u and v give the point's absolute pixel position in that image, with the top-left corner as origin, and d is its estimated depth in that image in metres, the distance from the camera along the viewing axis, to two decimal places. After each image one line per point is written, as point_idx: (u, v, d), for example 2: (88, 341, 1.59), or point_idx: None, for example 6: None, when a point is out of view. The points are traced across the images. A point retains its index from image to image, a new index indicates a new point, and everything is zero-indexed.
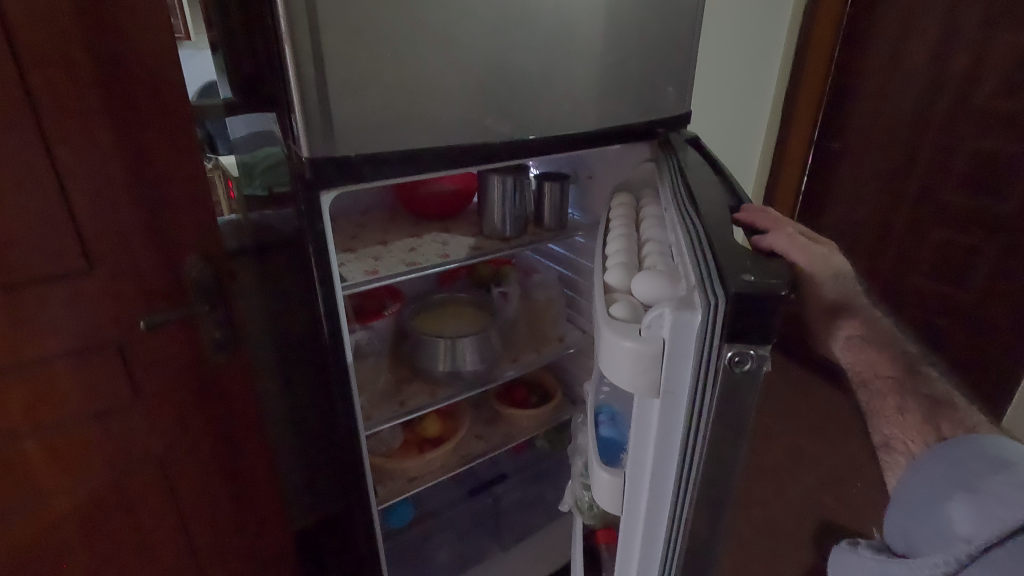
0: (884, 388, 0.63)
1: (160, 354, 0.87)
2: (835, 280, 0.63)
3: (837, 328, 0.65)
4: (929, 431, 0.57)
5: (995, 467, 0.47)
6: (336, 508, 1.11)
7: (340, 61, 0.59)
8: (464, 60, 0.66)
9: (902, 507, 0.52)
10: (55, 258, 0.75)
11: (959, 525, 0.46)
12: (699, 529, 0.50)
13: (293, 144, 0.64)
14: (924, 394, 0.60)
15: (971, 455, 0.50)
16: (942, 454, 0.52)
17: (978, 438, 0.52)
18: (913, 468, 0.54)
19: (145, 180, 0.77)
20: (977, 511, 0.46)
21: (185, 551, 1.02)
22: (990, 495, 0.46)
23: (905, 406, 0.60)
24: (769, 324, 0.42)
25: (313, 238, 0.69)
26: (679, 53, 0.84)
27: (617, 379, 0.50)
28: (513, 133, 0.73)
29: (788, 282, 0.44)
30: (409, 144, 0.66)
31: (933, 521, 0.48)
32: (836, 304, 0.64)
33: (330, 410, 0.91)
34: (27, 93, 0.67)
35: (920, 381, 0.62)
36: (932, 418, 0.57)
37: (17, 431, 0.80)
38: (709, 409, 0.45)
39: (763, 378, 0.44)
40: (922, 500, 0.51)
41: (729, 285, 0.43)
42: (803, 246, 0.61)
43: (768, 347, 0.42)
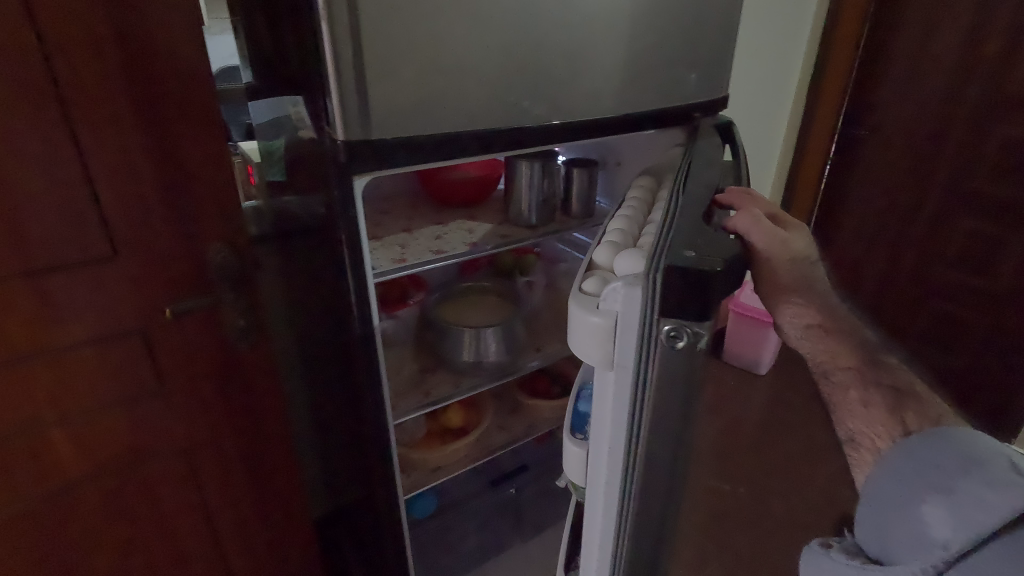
0: (846, 380, 0.55)
1: (185, 343, 0.86)
2: (794, 264, 0.59)
3: (796, 317, 0.59)
4: (896, 425, 0.50)
5: (968, 464, 0.41)
6: (360, 498, 1.10)
7: (377, 39, 0.56)
8: (502, 40, 0.63)
9: (870, 506, 0.45)
10: (80, 245, 0.73)
11: (936, 530, 0.39)
12: (650, 513, 0.49)
13: (326, 126, 0.62)
14: (887, 384, 0.54)
15: (942, 448, 0.43)
16: (911, 449, 0.45)
17: (947, 431, 0.44)
18: (879, 466, 0.46)
19: (169, 166, 0.75)
20: (953, 514, 0.39)
21: (210, 539, 1.02)
22: (965, 496, 0.39)
23: (868, 399, 0.53)
24: (703, 301, 0.41)
25: (344, 223, 0.68)
26: (715, 34, 0.81)
27: (578, 353, 0.49)
28: (549, 117, 0.71)
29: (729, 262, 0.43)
30: (444, 128, 0.64)
31: (907, 524, 0.41)
32: (796, 295, 0.59)
33: (355, 398, 0.90)
34: (51, 73, 0.65)
35: (882, 371, 0.55)
36: (897, 410, 0.51)
37: (43, 418, 0.79)
38: (650, 389, 0.44)
39: (699, 357, 0.42)
40: (892, 501, 0.44)
41: (667, 259, 0.42)
42: (765, 229, 0.57)
43: (707, 324, 0.41)
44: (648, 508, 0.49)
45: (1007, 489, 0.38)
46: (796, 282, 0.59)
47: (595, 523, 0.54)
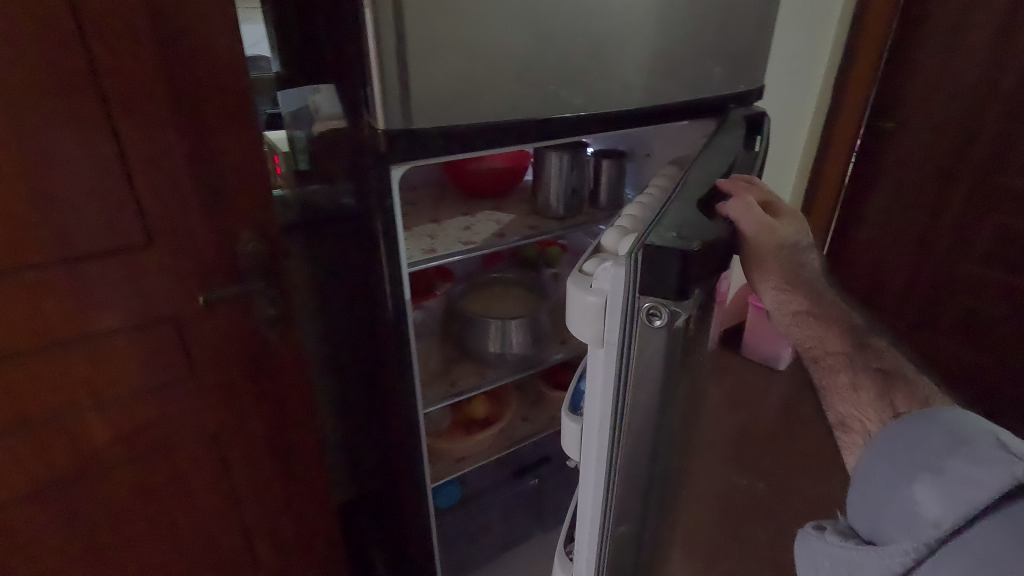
0: (836, 364, 0.55)
1: (216, 331, 0.87)
2: (782, 253, 0.59)
3: (784, 305, 0.58)
4: (885, 408, 0.50)
5: (957, 443, 0.40)
6: (384, 487, 1.11)
7: (419, 26, 0.56)
8: (541, 28, 0.62)
9: (861, 488, 0.45)
10: (114, 233, 0.74)
11: (926, 509, 0.39)
12: (635, 488, 0.52)
13: (365, 115, 0.62)
14: (877, 367, 0.53)
15: (933, 429, 0.43)
16: (901, 430, 0.44)
17: (937, 413, 0.44)
18: (869, 449, 0.46)
19: (201, 153, 0.76)
20: (942, 492, 0.39)
21: (238, 524, 1.04)
22: (954, 474, 0.39)
23: (858, 382, 0.53)
24: (683, 281, 0.43)
25: (382, 212, 0.68)
26: (750, 22, 0.80)
27: (575, 330, 0.52)
28: (586, 107, 0.71)
29: (707, 245, 0.45)
30: (482, 117, 0.63)
31: (897, 504, 0.41)
32: (783, 282, 0.58)
33: (384, 386, 0.91)
34: (91, 63, 0.66)
35: (871, 355, 0.55)
36: (886, 392, 0.51)
37: (80, 404, 0.81)
38: (631, 367, 0.46)
39: (676, 334, 0.45)
40: (882, 481, 0.43)
41: (652, 238, 0.45)
42: (755, 216, 0.57)
43: (686, 303, 0.44)
44: (633, 483, 0.52)
45: (998, 466, 0.37)
46: (784, 267, 0.59)
47: (586, 497, 0.57)
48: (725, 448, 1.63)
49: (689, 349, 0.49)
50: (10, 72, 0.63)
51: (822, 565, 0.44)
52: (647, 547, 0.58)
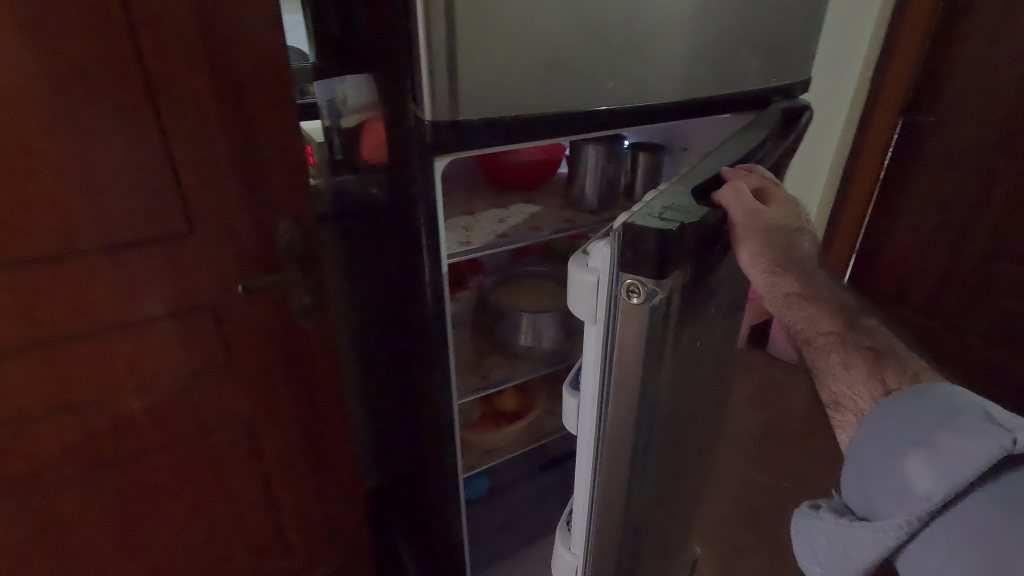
0: (827, 344, 0.55)
1: (253, 319, 0.88)
2: (770, 237, 0.58)
3: (775, 287, 0.57)
4: (877, 386, 0.51)
5: (946, 420, 0.44)
6: (412, 478, 1.12)
7: (469, 17, 0.55)
8: (590, 18, 0.61)
9: (855, 465, 0.48)
10: (156, 221, 0.75)
11: (918, 483, 0.43)
12: (621, 455, 0.53)
13: (410, 106, 0.62)
14: (866, 345, 0.54)
15: (923, 405, 0.46)
16: (892, 407, 0.48)
17: (924, 389, 0.47)
18: (863, 426, 0.49)
19: (241, 141, 0.76)
20: (934, 467, 0.42)
21: (269, 508, 1.06)
22: (944, 449, 0.43)
23: (850, 361, 0.53)
24: (661, 259, 0.44)
25: (424, 204, 0.68)
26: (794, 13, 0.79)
27: (576, 306, 0.54)
28: (632, 100, 0.70)
29: (687, 225, 0.45)
30: (528, 110, 0.62)
31: (890, 478, 0.45)
32: (773, 264, 0.57)
33: (415, 378, 0.91)
34: (138, 53, 0.67)
35: (862, 332, 0.55)
36: (877, 370, 0.52)
37: (123, 388, 0.83)
38: (615, 339, 0.48)
39: (654, 311, 0.46)
40: (875, 459, 0.47)
41: (634, 219, 0.45)
42: (745, 203, 0.55)
43: (662, 281, 0.45)
44: (621, 446, 0.52)
45: (985, 439, 0.41)
46: (773, 251, 0.57)
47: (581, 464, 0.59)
48: (749, 445, 1.61)
49: (678, 328, 0.50)
50: (60, 62, 0.64)
51: (821, 541, 0.47)
52: (637, 517, 0.58)
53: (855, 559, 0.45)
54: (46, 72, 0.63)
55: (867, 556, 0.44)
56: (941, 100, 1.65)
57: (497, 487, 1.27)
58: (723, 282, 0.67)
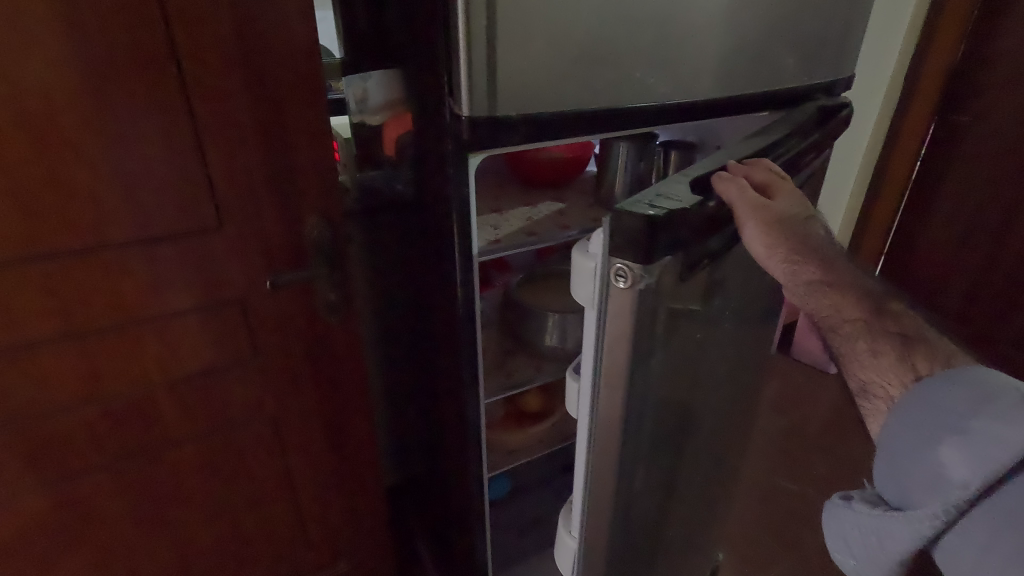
0: (854, 331, 0.51)
1: (280, 314, 0.88)
2: (784, 226, 0.56)
3: (796, 274, 0.54)
4: (907, 371, 0.48)
5: (980, 403, 0.42)
6: (433, 476, 1.11)
7: (509, 10, 0.54)
8: (631, 11, 0.60)
9: (885, 452, 0.47)
10: (186, 215, 0.75)
11: (953, 470, 0.41)
12: (613, 432, 0.55)
13: (446, 101, 0.60)
14: (897, 330, 0.50)
15: (956, 389, 0.44)
16: (923, 391, 0.46)
17: (954, 372, 0.45)
18: (891, 412, 0.47)
19: (271, 135, 0.75)
20: (970, 454, 0.41)
21: (291, 502, 1.06)
22: (980, 435, 0.41)
23: (878, 348, 0.50)
24: (650, 245, 0.45)
25: (457, 200, 0.67)
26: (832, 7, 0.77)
27: (578, 292, 0.56)
28: (672, 95, 0.68)
29: (676, 214, 0.46)
30: (565, 105, 0.61)
31: (924, 467, 0.43)
32: (789, 252, 0.55)
33: (441, 377, 0.90)
34: (172, 47, 0.67)
35: (889, 317, 0.51)
36: (908, 355, 0.48)
37: (151, 381, 0.83)
38: (607, 321, 0.50)
39: (640, 294, 0.47)
40: (906, 446, 0.45)
41: (625, 206, 0.47)
42: (750, 197, 0.54)
43: (645, 266, 0.46)
44: (612, 437, 0.55)
45: (1022, 424, 0.39)
46: (789, 241, 0.56)
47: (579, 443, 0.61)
48: (774, 451, 1.58)
49: (671, 312, 0.51)
50: (97, 54, 0.64)
51: (855, 533, 0.47)
52: (627, 506, 0.61)
53: (891, 550, 0.44)
54: (82, 64, 0.63)
55: (903, 546, 0.43)
56: (977, 100, 1.59)
57: (518, 489, 1.26)
58: (737, 274, 0.67)
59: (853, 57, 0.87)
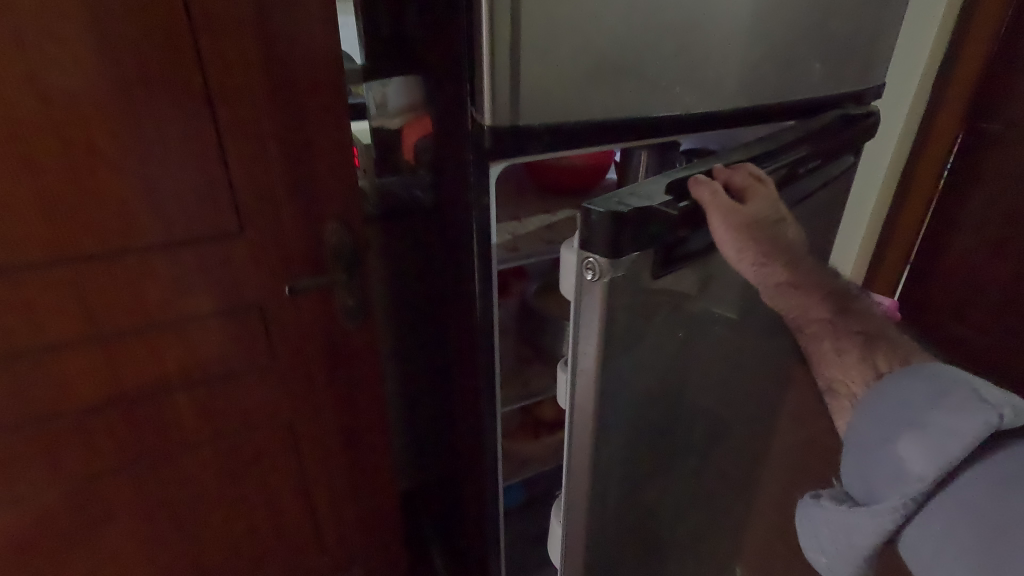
0: (818, 331, 0.58)
1: (298, 320, 0.88)
2: (760, 233, 0.56)
3: (767, 278, 0.58)
4: (869, 370, 0.54)
5: (935, 399, 0.45)
6: (448, 483, 1.11)
7: (533, 18, 0.53)
8: (657, 20, 0.59)
9: (853, 451, 0.49)
10: (207, 220, 0.76)
11: (911, 463, 0.43)
12: (587, 416, 0.58)
13: (468, 110, 0.60)
14: (858, 330, 0.56)
15: (916, 386, 0.47)
16: (888, 389, 0.49)
17: (916, 372, 0.48)
18: (861, 413, 0.50)
19: (294, 144, 0.76)
20: (924, 446, 0.43)
21: (306, 508, 1.06)
22: (934, 428, 0.43)
23: (842, 347, 0.56)
24: (615, 240, 0.48)
25: (477, 210, 0.66)
26: (860, 15, 0.75)
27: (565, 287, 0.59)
28: (697, 106, 0.67)
29: (639, 211, 0.48)
30: (589, 115, 0.60)
31: (885, 462, 0.45)
32: (762, 257, 0.56)
33: (457, 384, 0.89)
34: (198, 56, 0.67)
35: (853, 317, 0.58)
36: (869, 353, 0.54)
37: (170, 385, 0.84)
38: (580, 312, 0.53)
39: (606, 286, 0.50)
40: (870, 443, 0.47)
41: (595, 202, 0.49)
42: (723, 206, 0.53)
43: (608, 259, 0.49)
44: (586, 423, 0.59)
45: (971, 415, 0.42)
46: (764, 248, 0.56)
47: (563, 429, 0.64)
48: None
49: (641, 303, 0.54)
50: (126, 59, 0.64)
51: (824, 530, 0.48)
52: (605, 491, 0.66)
53: (856, 544, 0.46)
54: (110, 69, 0.64)
55: (867, 541, 0.45)
56: (1009, 108, 1.56)
57: (534, 498, 1.25)
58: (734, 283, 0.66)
59: (882, 66, 0.86)
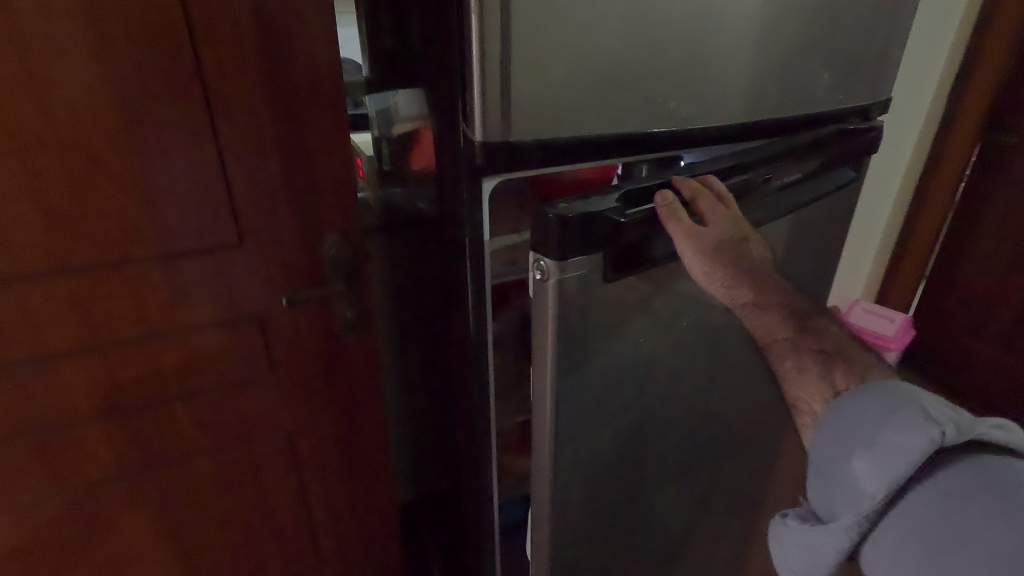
0: (783, 348, 0.64)
1: (297, 329, 0.88)
2: (724, 255, 0.65)
3: (734, 297, 0.67)
4: (828, 388, 0.58)
5: (885, 417, 0.45)
6: (447, 496, 1.10)
7: (526, 34, 0.53)
8: (654, 34, 0.58)
9: (816, 469, 0.49)
10: (207, 231, 0.76)
11: (864, 481, 0.44)
12: (545, 404, 0.66)
13: (461, 125, 0.60)
14: (816, 349, 0.62)
15: (871, 405, 0.47)
16: (846, 408, 0.50)
17: (872, 390, 0.49)
18: (822, 431, 0.50)
19: (293, 155, 0.76)
20: (875, 464, 0.44)
21: (304, 518, 1.06)
22: (883, 446, 0.44)
23: (802, 365, 0.62)
24: (563, 245, 0.56)
25: (471, 226, 0.66)
26: (865, 24, 0.73)
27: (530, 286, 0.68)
28: (696, 120, 0.66)
29: (583, 216, 0.56)
30: (585, 130, 0.59)
31: (842, 481, 0.46)
32: (727, 278, 0.66)
33: (455, 396, 0.89)
34: (199, 70, 0.68)
35: (812, 335, 0.65)
36: (827, 374, 0.59)
37: (170, 394, 0.84)
38: (537, 307, 0.61)
39: (554, 285, 0.59)
40: (829, 462, 0.48)
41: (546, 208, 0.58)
42: (686, 229, 0.63)
43: (555, 260, 0.57)
44: (545, 409, 0.67)
45: (916, 432, 0.43)
46: (729, 269, 0.66)
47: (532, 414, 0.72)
48: None
49: (590, 301, 0.63)
50: (129, 75, 0.65)
51: (789, 549, 0.48)
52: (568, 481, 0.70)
53: (819, 563, 0.46)
54: (114, 84, 0.65)
55: (828, 559, 0.45)
56: None
57: None
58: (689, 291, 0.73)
59: (890, 79, 0.85)
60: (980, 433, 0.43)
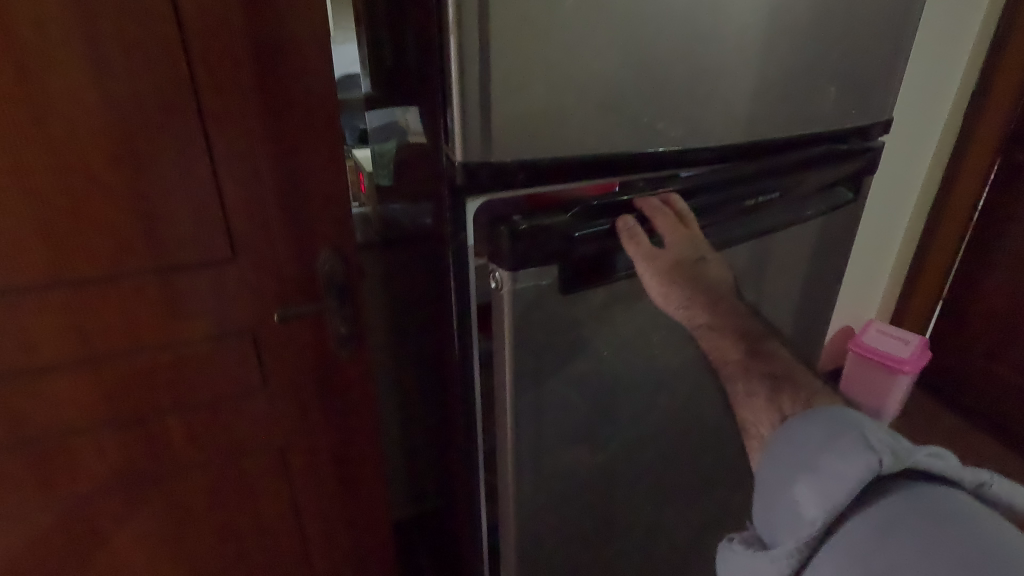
0: (734, 371, 0.61)
1: (289, 344, 0.88)
2: (680, 275, 0.68)
3: (690, 317, 0.68)
4: (774, 411, 0.55)
5: (827, 441, 0.44)
6: (441, 514, 1.09)
7: (507, 56, 0.53)
8: (641, 56, 0.57)
9: (759, 492, 0.48)
10: (200, 247, 0.77)
11: (805, 507, 0.43)
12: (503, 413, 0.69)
13: (443, 146, 0.59)
14: (767, 372, 0.59)
15: (813, 427, 0.46)
16: (789, 431, 0.48)
17: (816, 412, 0.48)
18: (766, 456, 0.48)
19: (286, 172, 0.77)
20: (817, 490, 0.42)
21: (296, 533, 1.05)
22: (825, 471, 0.43)
23: (751, 390, 0.58)
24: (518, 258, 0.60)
25: (454, 247, 0.64)
26: (865, 45, 0.72)
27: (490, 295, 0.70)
28: (686, 140, 0.65)
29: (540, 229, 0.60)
30: (569, 151, 0.59)
31: (785, 506, 0.44)
32: (681, 298, 0.68)
33: (446, 415, 0.87)
34: (194, 90, 0.69)
35: (763, 358, 0.61)
36: (776, 399, 0.55)
37: (161, 408, 0.84)
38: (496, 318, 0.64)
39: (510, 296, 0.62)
40: (771, 486, 0.46)
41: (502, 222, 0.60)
42: (641, 248, 0.66)
43: (509, 272, 0.60)
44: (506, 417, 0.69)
45: (857, 457, 0.42)
46: (686, 290, 0.68)
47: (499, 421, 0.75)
48: None
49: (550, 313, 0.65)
50: (124, 94, 0.67)
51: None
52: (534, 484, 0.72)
53: None
54: (110, 103, 0.66)
55: None
56: None
57: None
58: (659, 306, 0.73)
59: (894, 98, 0.83)
60: (915, 460, 0.42)
